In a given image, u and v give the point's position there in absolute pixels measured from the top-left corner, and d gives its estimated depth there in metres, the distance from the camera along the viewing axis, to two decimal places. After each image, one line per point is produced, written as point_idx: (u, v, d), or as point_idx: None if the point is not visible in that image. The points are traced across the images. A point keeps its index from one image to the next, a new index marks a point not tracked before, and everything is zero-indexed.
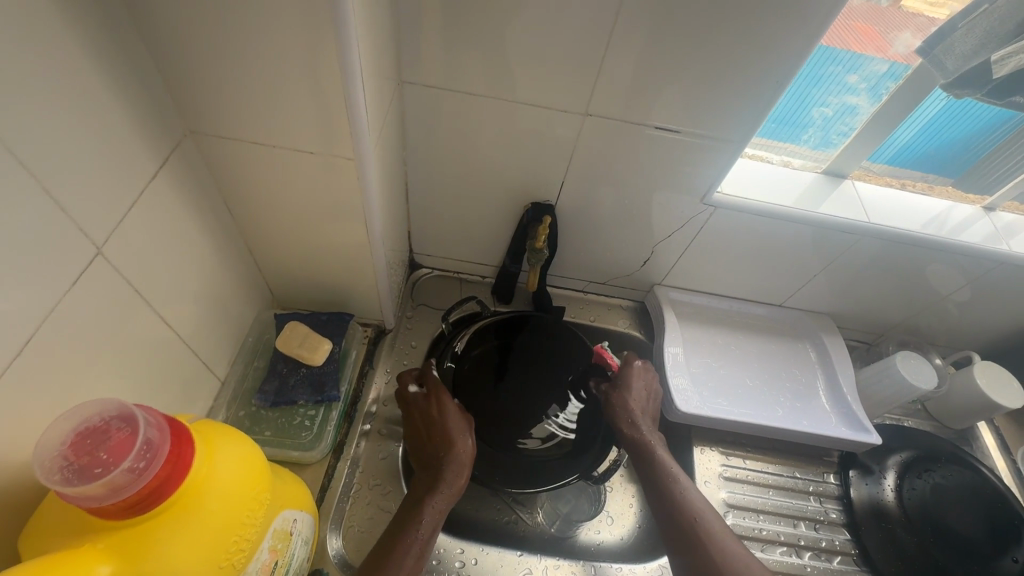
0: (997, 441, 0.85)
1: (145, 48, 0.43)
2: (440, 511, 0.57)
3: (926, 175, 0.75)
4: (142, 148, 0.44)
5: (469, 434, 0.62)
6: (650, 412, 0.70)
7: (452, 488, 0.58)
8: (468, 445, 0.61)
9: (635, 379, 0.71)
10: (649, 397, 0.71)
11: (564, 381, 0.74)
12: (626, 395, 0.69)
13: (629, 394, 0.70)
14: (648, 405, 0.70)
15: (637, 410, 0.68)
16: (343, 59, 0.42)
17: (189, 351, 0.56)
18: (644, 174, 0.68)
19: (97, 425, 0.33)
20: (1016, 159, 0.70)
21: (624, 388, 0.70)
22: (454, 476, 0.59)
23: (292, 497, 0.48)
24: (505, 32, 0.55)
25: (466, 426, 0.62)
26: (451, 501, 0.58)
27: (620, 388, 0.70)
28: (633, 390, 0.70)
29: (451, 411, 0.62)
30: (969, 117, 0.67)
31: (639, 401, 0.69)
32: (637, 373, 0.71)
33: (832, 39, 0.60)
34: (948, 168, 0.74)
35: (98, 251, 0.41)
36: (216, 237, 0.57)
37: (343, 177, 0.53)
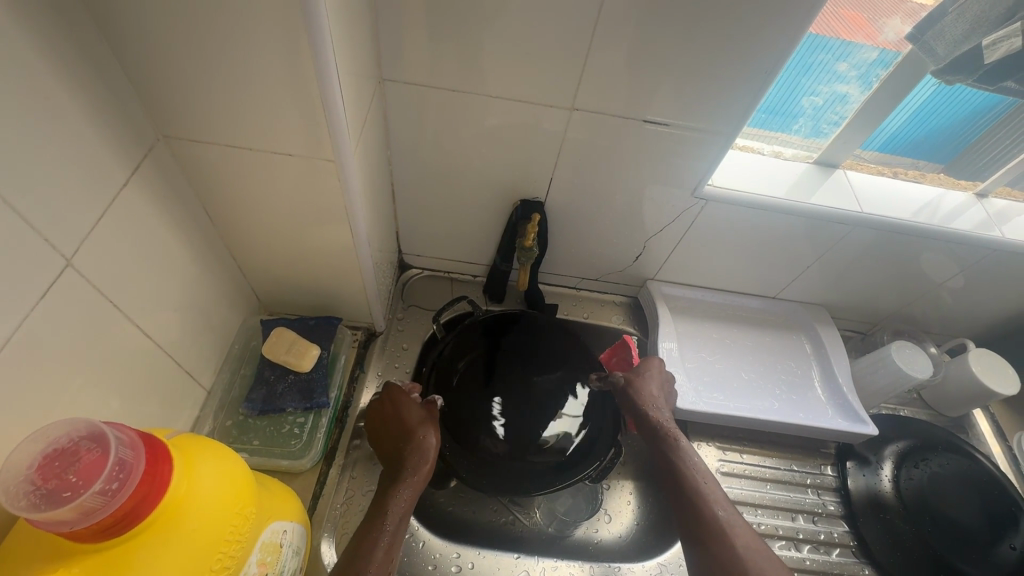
0: (993, 428, 0.85)
1: (110, 49, 0.41)
2: (406, 500, 0.55)
3: (916, 162, 0.74)
4: (112, 155, 0.43)
5: (432, 427, 0.61)
6: (670, 404, 0.68)
7: (418, 475, 0.57)
8: (433, 439, 0.60)
9: (636, 378, 0.69)
10: (664, 393, 0.69)
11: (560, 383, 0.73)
12: (640, 390, 0.68)
13: (642, 392, 0.67)
14: (663, 398, 0.68)
15: (659, 395, 0.67)
16: (319, 58, 0.41)
17: (171, 361, 0.55)
18: (634, 168, 0.67)
19: (66, 447, 0.31)
20: (1006, 144, 0.70)
21: (635, 384, 0.68)
22: (419, 462, 0.58)
23: (280, 504, 0.47)
24: (486, 27, 0.53)
25: (426, 421, 0.62)
26: (418, 490, 0.57)
27: (637, 381, 0.68)
28: (654, 378, 0.69)
29: (406, 406, 0.63)
30: (959, 103, 0.67)
31: (647, 395, 0.67)
32: (657, 369, 0.70)
33: (821, 27, 0.59)
34: (938, 155, 0.74)
35: (67, 263, 0.40)
36: (195, 243, 0.56)
37: (325, 179, 0.51)
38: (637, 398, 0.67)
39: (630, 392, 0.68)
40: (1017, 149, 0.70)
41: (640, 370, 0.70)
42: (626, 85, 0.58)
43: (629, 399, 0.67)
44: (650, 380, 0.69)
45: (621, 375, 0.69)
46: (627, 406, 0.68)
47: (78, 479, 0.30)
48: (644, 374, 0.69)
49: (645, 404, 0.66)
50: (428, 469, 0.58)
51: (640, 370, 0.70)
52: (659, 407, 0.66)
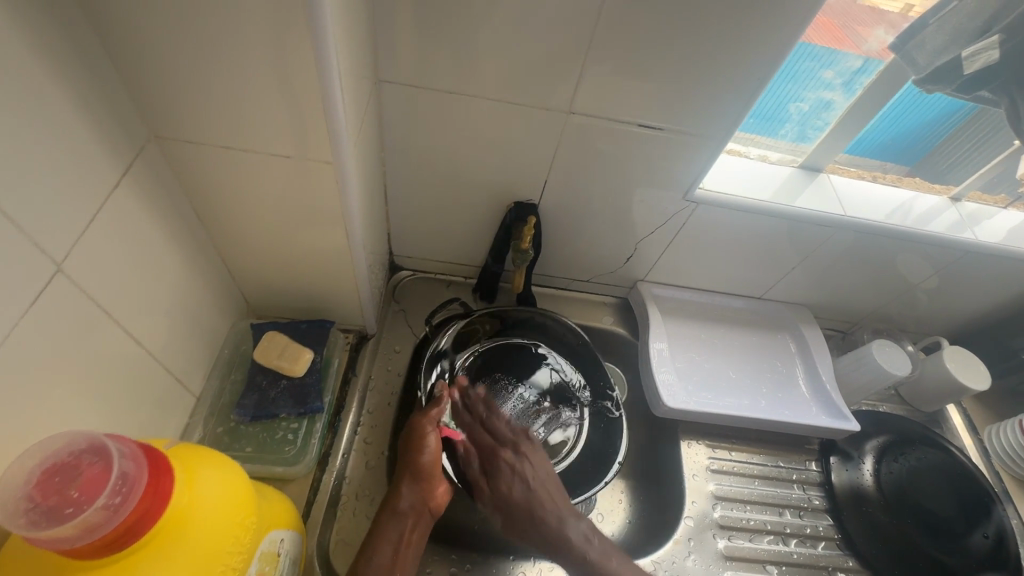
0: (965, 422, 0.88)
1: (101, 47, 0.40)
2: (393, 541, 0.56)
3: (885, 163, 0.77)
4: (104, 156, 0.41)
5: (412, 481, 0.60)
6: (550, 487, 0.64)
7: (393, 514, 0.58)
8: (405, 496, 0.59)
9: (506, 470, 0.65)
10: (532, 481, 0.64)
11: (579, 372, 0.76)
12: (531, 480, 0.64)
13: (534, 474, 0.65)
14: (551, 478, 0.65)
15: (535, 493, 0.63)
16: (322, 62, 0.40)
17: (160, 367, 0.53)
18: (626, 171, 0.68)
19: (67, 461, 0.31)
20: (965, 148, 0.74)
21: (519, 472, 0.65)
22: (393, 502, 0.59)
23: (278, 518, 0.46)
24: (485, 30, 0.54)
25: (409, 461, 0.61)
26: (400, 531, 0.57)
27: (523, 470, 0.65)
28: (509, 475, 0.65)
29: (407, 439, 0.63)
30: (926, 107, 0.69)
31: (527, 484, 0.64)
32: (503, 468, 0.65)
33: (811, 34, 0.60)
34: (905, 156, 0.77)
35: (58, 268, 0.38)
36: (185, 246, 0.54)
37: (321, 182, 0.51)
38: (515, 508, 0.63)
39: (518, 489, 0.64)
40: (977, 153, 0.74)
41: (523, 438, 0.68)
42: (621, 89, 0.58)
43: (517, 496, 0.63)
44: (535, 456, 0.66)
45: (496, 487, 0.65)
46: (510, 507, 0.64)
47: (80, 494, 0.29)
48: (523, 451, 0.66)
49: (526, 496, 0.64)
50: (404, 507, 0.59)
51: (495, 475, 0.65)
52: (547, 499, 0.63)
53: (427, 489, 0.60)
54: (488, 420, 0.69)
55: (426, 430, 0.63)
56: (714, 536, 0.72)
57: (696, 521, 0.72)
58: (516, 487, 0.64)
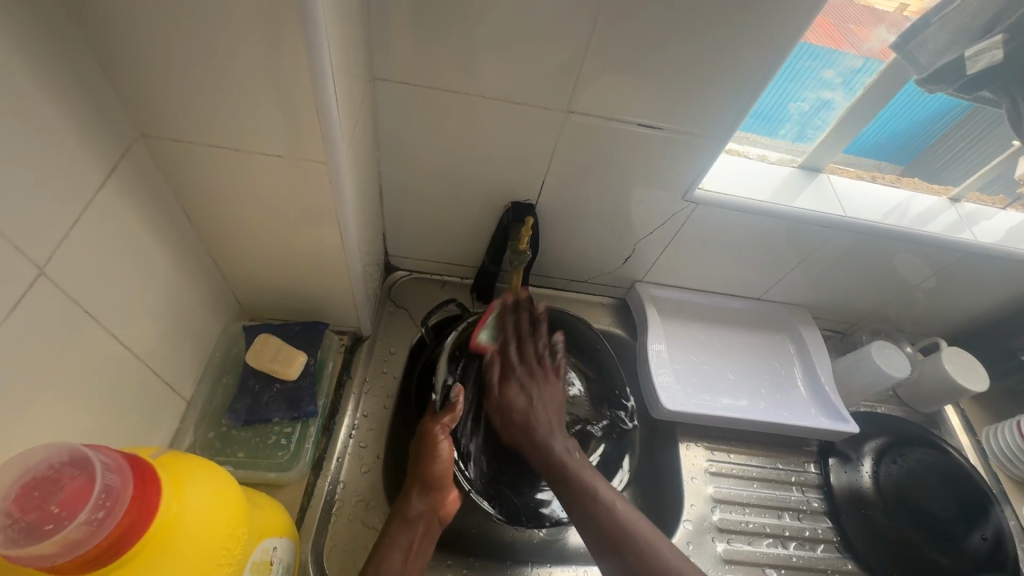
0: (963, 423, 0.88)
1: (85, 43, 0.38)
2: (402, 550, 0.57)
3: (879, 162, 0.77)
4: (89, 156, 0.40)
5: (422, 490, 0.60)
6: (552, 416, 0.67)
7: (403, 523, 0.58)
8: (416, 505, 0.59)
9: (517, 382, 0.69)
10: (537, 402, 0.67)
11: (592, 380, 0.77)
12: (536, 401, 0.68)
13: (541, 395, 0.68)
14: (557, 412, 0.68)
15: (537, 411, 0.67)
16: (315, 61, 0.39)
17: (149, 372, 0.52)
18: (625, 170, 0.67)
19: (47, 474, 0.29)
20: (956, 147, 0.75)
21: (528, 389, 0.68)
22: (403, 510, 0.59)
23: (271, 526, 0.45)
24: (482, 27, 0.52)
25: (419, 470, 0.61)
26: (410, 539, 0.58)
27: (533, 389, 0.68)
28: (517, 386, 0.68)
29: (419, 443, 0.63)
30: (920, 106, 0.69)
31: (533, 401, 0.67)
32: (517, 380, 0.69)
33: (811, 35, 0.59)
34: (898, 155, 0.76)
35: (40, 272, 0.37)
36: (175, 247, 0.53)
37: (315, 182, 0.50)
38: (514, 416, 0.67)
39: (523, 402, 0.67)
40: (976, 154, 0.74)
41: (542, 364, 0.71)
42: (620, 88, 0.57)
43: (519, 411, 0.67)
44: (549, 384, 0.69)
45: (504, 393, 0.68)
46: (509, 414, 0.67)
47: (61, 510, 0.28)
48: (538, 375, 0.70)
49: (528, 410, 0.67)
50: (414, 516, 0.59)
51: (506, 378, 0.69)
52: (546, 421, 0.66)
53: (437, 498, 0.61)
54: (524, 336, 0.72)
55: (437, 439, 0.62)
56: (713, 539, 0.71)
57: (695, 524, 0.72)
58: (520, 401, 0.67)
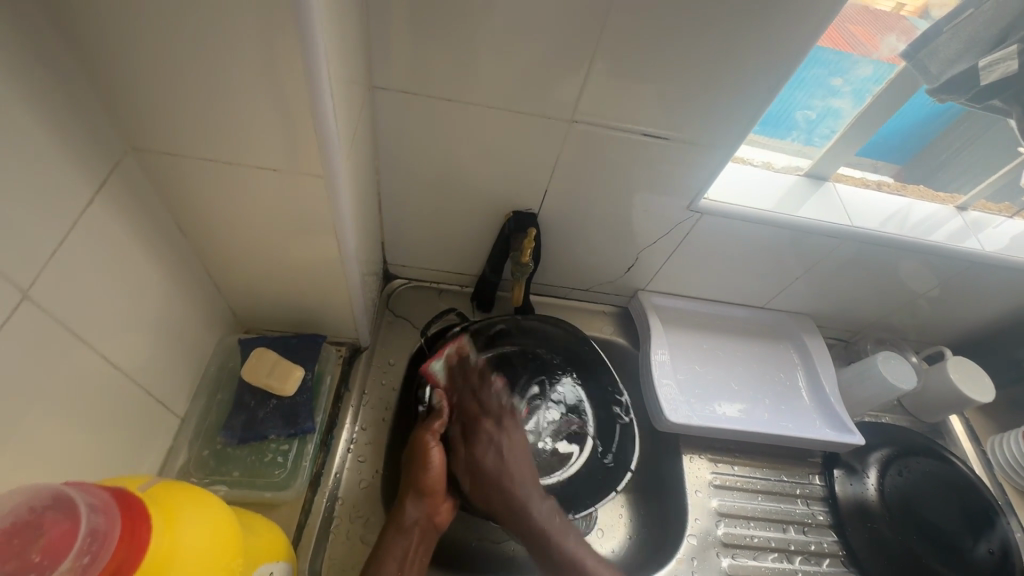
0: (968, 433, 0.87)
1: (73, 55, 0.37)
2: (397, 558, 0.56)
3: (874, 163, 0.75)
4: (76, 172, 0.39)
5: (414, 496, 0.59)
6: (523, 469, 0.64)
7: (399, 531, 0.57)
8: (410, 512, 0.58)
9: (484, 437, 0.65)
10: (506, 454, 0.64)
11: (591, 381, 0.75)
12: (505, 455, 0.64)
13: (510, 447, 0.65)
14: (524, 460, 0.65)
15: (509, 467, 0.64)
16: (312, 73, 0.38)
17: (141, 390, 0.50)
18: (629, 180, 0.65)
19: (27, 520, 0.28)
20: (951, 148, 0.73)
21: (496, 443, 0.65)
22: (397, 519, 0.58)
23: (269, 548, 0.44)
24: (485, 35, 0.51)
25: (412, 476, 0.60)
26: (405, 547, 0.57)
27: (501, 441, 0.65)
28: (485, 444, 0.64)
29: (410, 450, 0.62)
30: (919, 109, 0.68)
31: (501, 455, 0.64)
32: (483, 437, 0.65)
33: (826, 41, 0.58)
34: (895, 156, 0.75)
35: (24, 295, 0.36)
36: (167, 262, 0.51)
37: (313, 195, 0.48)
38: (484, 472, 0.63)
39: (492, 458, 0.64)
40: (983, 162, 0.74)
41: (506, 412, 0.68)
42: (625, 96, 0.56)
43: (489, 468, 0.63)
44: (514, 432, 0.67)
45: (471, 453, 0.64)
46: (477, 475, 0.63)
47: (44, 557, 0.27)
48: (506, 424, 0.66)
49: (498, 467, 0.63)
50: (409, 523, 0.58)
51: (472, 437, 0.65)
52: (517, 475, 0.63)
53: (431, 505, 0.60)
54: (478, 390, 0.68)
55: (430, 442, 0.61)
56: (718, 554, 0.70)
57: (699, 539, 0.70)
58: (490, 457, 0.64)
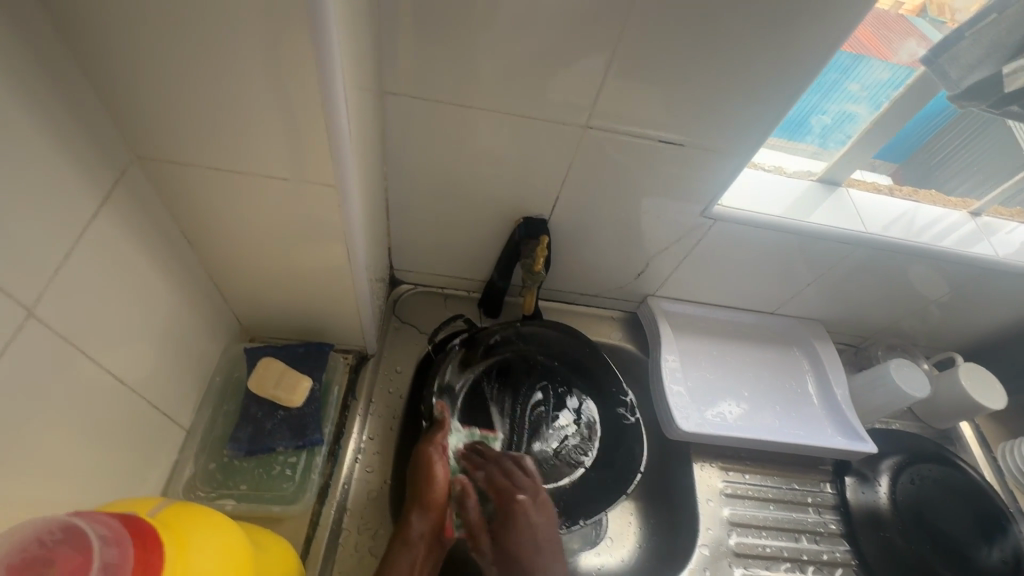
0: (979, 439, 0.87)
1: (78, 63, 0.36)
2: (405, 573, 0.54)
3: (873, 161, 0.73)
4: (82, 185, 0.37)
5: (420, 509, 0.58)
6: (557, 559, 0.58)
7: (405, 544, 0.56)
8: (416, 526, 0.57)
9: (520, 519, 0.59)
10: (544, 545, 0.59)
11: (597, 385, 0.74)
12: (541, 539, 0.59)
13: (545, 527, 0.60)
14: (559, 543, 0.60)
15: (547, 556, 0.58)
16: (326, 82, 0.37)
17: (147, 403, 0.49)
18: (641, 186, 0.64)
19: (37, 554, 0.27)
20: (952, 144, 0.72)
21: (533, 526, 0.59)
22: (403, 533, 0.57)
23: (278, 567, 0.43)
24: (499, 40, 0.50)
25: (418, 489, 0.59)
26: (411, 562, 0.55)
27: (536, 520, 0.60)
28: (522, 528, 0.59)
29: (417, 466, 0.60)
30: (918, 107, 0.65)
31: (539, 542, 0.59)
32: (518, 513, 0.59)
33: (852, 45, 0.57)
34: (891, 155, 0.73)
35: (29, 313, 0.35)
36: (173, 273, 0.50)
37: (324, 205, 0.47)
38: (518, 557, 0.58)
39: (528, 543, 0.58)
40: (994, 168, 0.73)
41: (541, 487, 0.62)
42: (641, 102, 0.55)
43: (522, 555, 0.58)
44: (549, 509, 0.61)
45: (501, 532, 0.60)
46: (510, 559, 0.58)
47: None
48: (542, 502, 0.61)
49: (533, 553, 0.58)
50: (415, 537, 0.57)
51: (508, 517, 0.60)
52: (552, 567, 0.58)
53: (437, 519, 0.58)
54: (507, 459, 0.64)
55: (435, 455, 0.60)
56: (730, 565, 0.69)
57: (711, 549, 0.70)
58: (525, 541, 0.58)
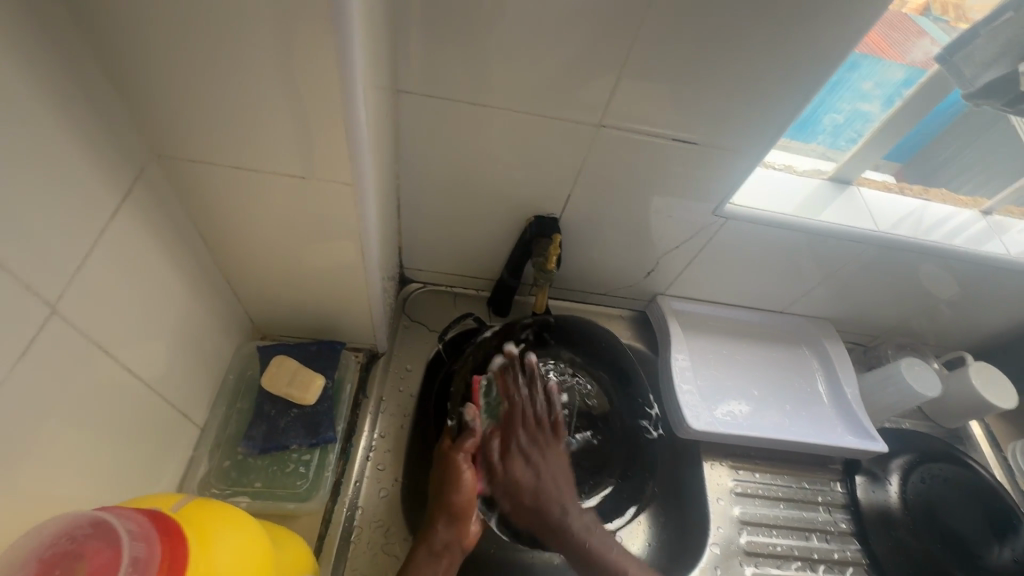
0: (989, 439, 0.86)
1: (100, 61, 0.36)
2: None
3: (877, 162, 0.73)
4: (102, 183, 0.38)
5: (444, 517, 0.58)
6: (562, 491, 0.63)
7: (428, 554, 0.56)
8: (440, 535, 0.57)
9: (520, 455, 0.64)
10: (545, 476, 0.63)
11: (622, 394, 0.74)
12: (543, 473, 0.64)
13: (547, 464, 0.64)
14: (562, 478, 0.64)
15: (551, 491, 0.62)
16: (347, 81, 0.37)
17: (162, 401, 0.50)
18: (653, 185, 0.64)
19: (68, 550, 0.28)
20: (953, 144, 0.71)
21: (533, 462, 0.64)
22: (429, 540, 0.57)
23: (298, 564, 0.44)
24: (513, 39, 0.50)
25: (444, 496, 0.59)
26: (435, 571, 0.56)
27: (537, 458, 0.64)
28: (521, 462, 0.64)
29: (442, 467, 0.61)
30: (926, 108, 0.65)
31: (538, 474, 0.63)
32: (518, 449, 0.65)
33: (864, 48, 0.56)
34: (894, 154, 0.72)
35: (52, 310, 0.35)
36: (188, 270, 0.50)
37: (339, 203, 0.47)
38: (523, 487, 0.62)
39: (529, 476, 0.63)
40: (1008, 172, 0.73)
41: (547, 428, 0.66)
42: (655, 100, 0.55)
43: (526, 487, 0.63)
44: (551, 450, 0.65)
45: (506, 469, 0.64)
46: (516, 492, 0.63)
47: None
48: (545, 444, 0.65)
49: (535, 487, 0.63)
50: (439, 547, 0.57)
51: (512, 453, 0.64)
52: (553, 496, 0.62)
53: (461, 526, 0.59)
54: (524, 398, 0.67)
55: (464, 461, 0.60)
56: (741, 563, 0.69)
57: (722, 548, 0.70)
58: (526, 475, 0.63)
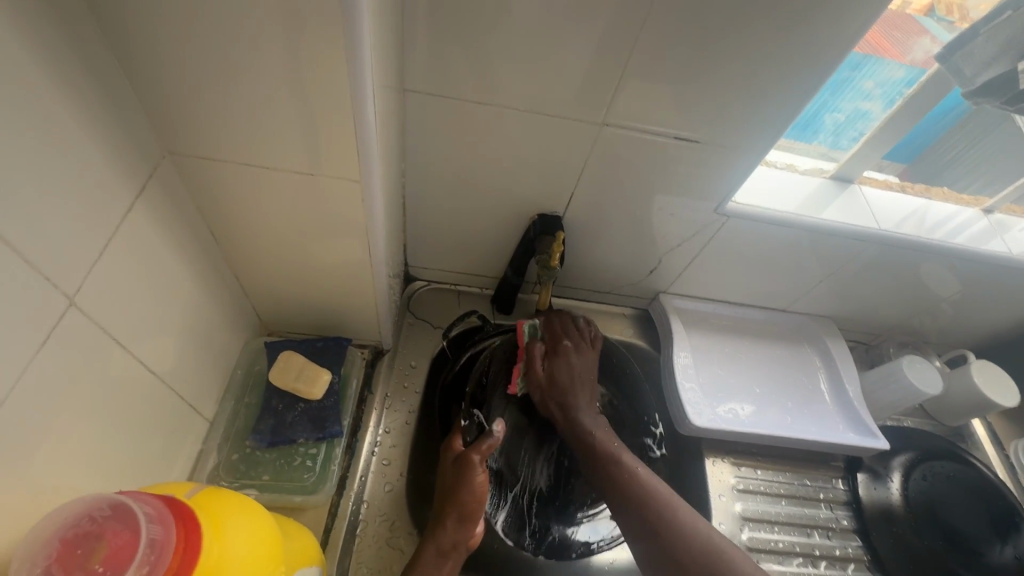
0: (991, 437, 0.87)
1: (115, 61, 0.37)
2: None
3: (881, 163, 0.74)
4: (117, 179, 0.39)
5: (450, 513, 0.58)
6: (590, 395, 0.69)
7: (432, 554, 0.56)
8: (446, 533, 0.57)
9: (562, 355, 0.70)
10: (579, 379, 0.69)
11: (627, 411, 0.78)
12: (577, 374, 0.69)
13: (582, 368, 0.70)
14: (591, 383, 0.70)
15: (582, 393, 0.68)
16: (356, 80, 0.37)
17: (173, 394, 0.50)
18: (656, 183, 0.65)
19: (87, 529, 0.29)
20: (957, 148, 0.72)
21: (572, 362, 0.70)
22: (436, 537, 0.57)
23: (305, 552, 0.44)
24: (518, 38, 0.51)
25: (453, 495, 0.58)
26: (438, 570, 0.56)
27: (575, 359, 0.70)
28: (562, 364, 0.69)
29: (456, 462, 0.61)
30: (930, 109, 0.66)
31: (573, 373, 0.69)
32: (566, 348, 0.70)
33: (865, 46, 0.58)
34: (901, 155, 0.73)
35: (69, 303, 0.36)
36: (198, 266, 0.51)
37: (347, 200, 0.48)
38: (559, 380, 0.69)
39: (564, 374, 0.69)
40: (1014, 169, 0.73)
41: (585, 340, 0.73)
42: (657, 99, 0.56)
43: (560, 383, 0.68)
44: (588, 355, 0.71)
45: (545, 366, 0.70)
46: (553, 385, 0.68)
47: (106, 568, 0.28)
48: (582, 349, 0.71)
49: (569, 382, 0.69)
50: (444, 546, 0.57)
51: (558, 352, 0.70)
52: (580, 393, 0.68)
53: (469, 525, 0.58)
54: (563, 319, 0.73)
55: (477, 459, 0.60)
56: None
57: None
58: (562, 372, 0.69)
